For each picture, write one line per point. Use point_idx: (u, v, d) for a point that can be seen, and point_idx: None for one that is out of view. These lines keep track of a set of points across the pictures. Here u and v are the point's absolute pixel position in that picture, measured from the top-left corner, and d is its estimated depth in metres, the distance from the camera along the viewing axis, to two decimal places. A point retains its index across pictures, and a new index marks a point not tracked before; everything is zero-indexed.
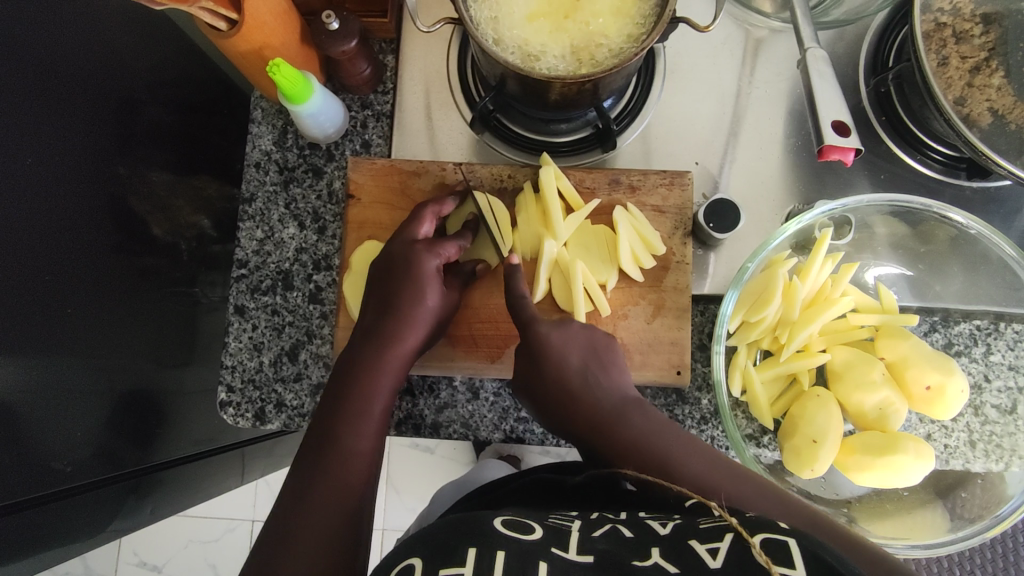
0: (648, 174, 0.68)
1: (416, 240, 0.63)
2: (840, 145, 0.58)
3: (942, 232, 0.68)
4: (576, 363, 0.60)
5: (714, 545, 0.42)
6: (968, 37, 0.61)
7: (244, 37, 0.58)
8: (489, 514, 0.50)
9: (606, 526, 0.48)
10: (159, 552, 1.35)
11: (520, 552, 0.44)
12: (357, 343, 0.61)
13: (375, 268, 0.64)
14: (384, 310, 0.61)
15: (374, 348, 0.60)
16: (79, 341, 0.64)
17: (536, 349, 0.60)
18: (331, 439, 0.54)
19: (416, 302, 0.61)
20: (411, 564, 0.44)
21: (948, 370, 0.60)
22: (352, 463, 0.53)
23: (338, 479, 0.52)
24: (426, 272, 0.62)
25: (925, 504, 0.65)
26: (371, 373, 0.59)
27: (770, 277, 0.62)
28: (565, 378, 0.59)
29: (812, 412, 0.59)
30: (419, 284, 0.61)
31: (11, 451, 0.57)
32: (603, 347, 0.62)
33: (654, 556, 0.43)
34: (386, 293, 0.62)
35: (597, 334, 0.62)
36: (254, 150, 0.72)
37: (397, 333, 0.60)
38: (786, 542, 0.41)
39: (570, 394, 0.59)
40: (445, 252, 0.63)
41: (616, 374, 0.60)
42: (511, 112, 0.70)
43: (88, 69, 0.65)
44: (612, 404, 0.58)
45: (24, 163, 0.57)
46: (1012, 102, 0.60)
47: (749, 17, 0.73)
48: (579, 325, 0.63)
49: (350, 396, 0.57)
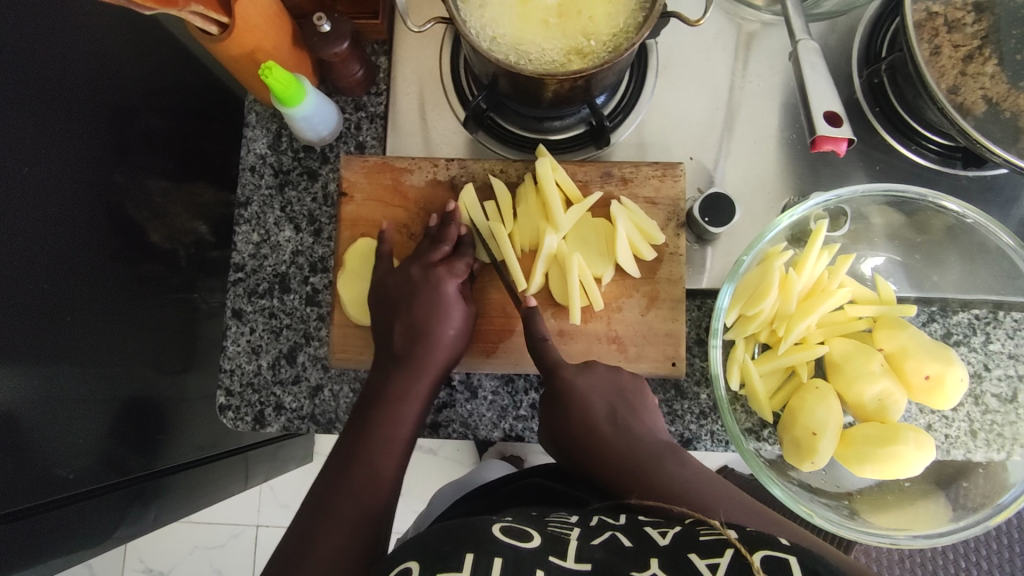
0: (640, 166, 0.68)
1: (434, 261, 0.64)
2: (832, 134, 0.58)
3: (939, 221, 0.68)
4: (604, 408, 0.59)
5: (713, 561, 0.43)
6: (960, 26, 0.61)
7: (236, 41, 0.59)
8: (488, 518, 0.49)
9: (605, 534, 0.48)
10: (165, 558, 1.35)
11: (518, 559, 0.44)
12: (384, 372, 0.61)
13: (392, 293, 0.63)
14: (411, 340, 0.61)
15: (403, 378, 0.60)
16: (79, 350, 0.64)
17: (565, 393, 0.60)
18: (358, 466, 0.55)
19: (439, 326, 0.61)
20: (407, 568, 0.43)
21: (947, 359, 0.60)
22: (372, 490, 0.54)
23: (365, 509, 0.53)
24: (445, 296, 0.62)
25: (926, 495, 0.65)
26: (396, 402, 0.59)
27: (766, 271, 0.62)
28: (592, 422, 0.59)
29: (811, 405, 0.59)
30: (439, 305, 0.62)
31: (12, 461, 0.57)
32: (631, 392, 0.61)
33: (652, 568, 0.44)
34: (408, 318, 0.62)
35: (625, 383, 0.61)
36: (248, 154, 0.73)
37: (424, 362, 0.61)
38: (787, 560, 0.42)
39: (596, 439, 0.58)
40: (461, 271, 0.63)
41: (648, 421, 0.60)
42: (504, 110, 0.70)
43: (82, 80, 0.65)
44: (646, 450, 0.57)
45: (20, 172, 0.57)
46: (1006, 90, 0.60)
47: (741, 10, 0.73)
48: (605, 367, 0.62)
49: (377, 423, 0.58)
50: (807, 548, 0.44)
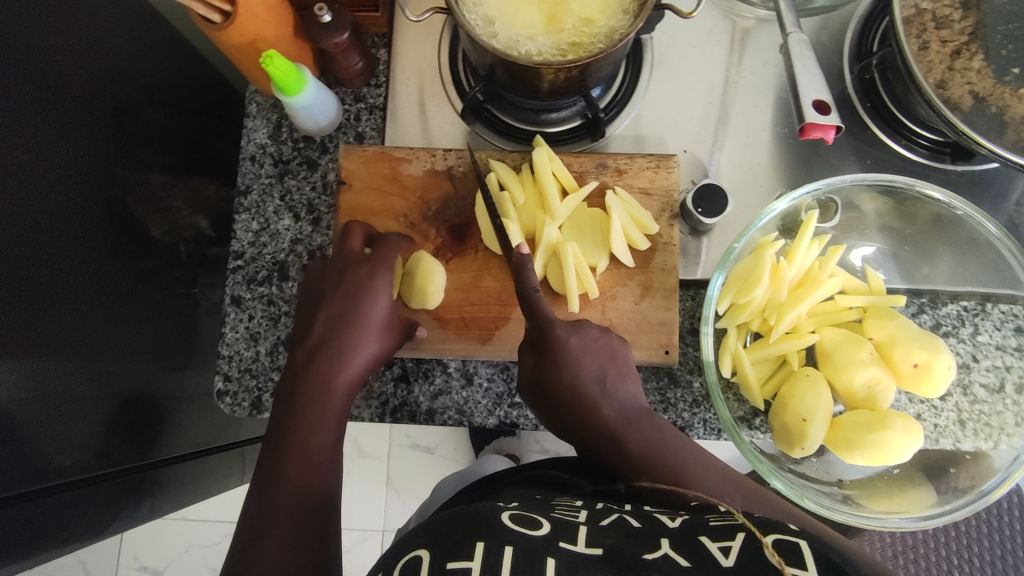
0: (634, 157, 0.69)
1: (352, 253, 0.65)
2: (821, 122, 0.59)
3: (925, 210, 0.69)
4: (594, 371, 0.60)
5: (725, 544, 0.43)
6: (948, 22, 0.62)
7: (237, 29, 0.60)
8: (495, 506, 0.50)
9: (613, 517, 0.49)
10: (159, 555, 1.35)
11: (529, 546, 0.44)
12: (303, 357, 0.60)
13: (319, 284, 0.64)
14: (335, 328, 0.61)
15: (323, 368, 0.59)
16: (80, 338, 0.65)
17: (559, 353, 0.60)
18: (286, 459, 0.54)
19: (368, 315, 0.62)
20: (417, 557, 0.44)
21: (934, 348, 0.61)
22: (307, 481, 0.53)
23: (301, 501, 0.52)
24: (367, 284, 0.63)
25: (913, 481, 0.66)
26: (320, 393, 0.58)
27: (758, 260, 0.63)
28: (582, 386, 0.60)
29: (801, 392, 0.60)
30: (365, 292, 0.62)
31: (14, 447, 0.57)
32: (619, 355, 0.63)
33: (663, 548, 0.44)
34: (331, 308, 0.62)
35: (612, 339, 0.63)
36: (249, 143, 0.74)
37: (351, 344, 0.61)
38: (797, 543, 0.42)
39: (585, 400, 0.59)
40: (387, 260, 0.64)
41: (631, 386, 0.62)
42: (501, 102, 0.72)
43: (86, 72, 0.66)
44: (628, 412, 0.60)
45: (23, 159, 0.57)
46: (992, 84, 0.61)
47: (736, 8, 0.75)
48: (596, 330, 0.64)
49: (300, 416, 0.57)
50: (817, 535, 0.44)
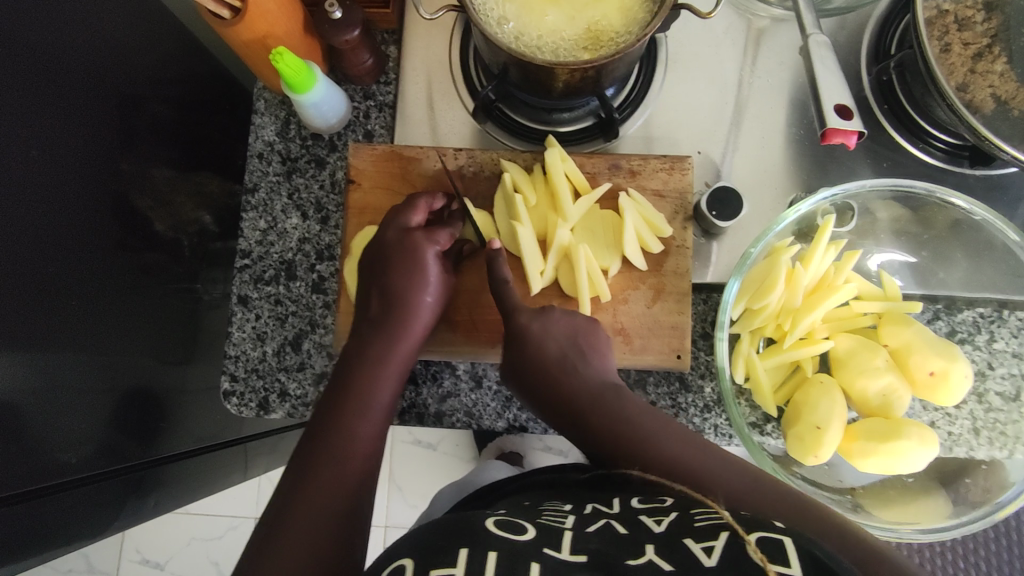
0: (648, 158, 0.68)
1: (410, 227, 0.64)
2: (843, 128, 0.58)
3: (943, 215, 0.68)
4: (555, 351, 0.60)
5: (709, 543, 0.41)
6: (970, 24, 0.61)
7: (247, 25, 0.59)
8: (481, 514, 0.49)
9: (599, 521, 0.47)
10: (163, 549, 1.35)
11: (512, 554, 0.43)
12: (361, 335, 0.62)
13: (372, 257, 0.63)
14: (387, 304, 0.62)
15: (378, 342, 0.60)
16: (83, 334, 0.64)
17: (519, 339, 0.61)
18: (333, 431, 0.55)
19: (420, 297, 0.62)
20: (401, 565, 0.43)
21: (951, 356, 0.60)
22: (351, 455, 0.54)
23: (343, 478, 0.53)
24: (422, 260, 0.62)
25: (927, 491, 0.65)
26: (375, 363, 0.60)
27: (773, 265, 0.62)
28: (545, 364, 0.60)
29: (815, 399, 0.59)
30: (418, 273, 0.62)
31: (16, 444, 0.57)
32: (584, 333, 0.62)
33: (647, 554, 0.42)
34: (385, 284, 0.62)
35: (580, 317, 0.63)
36: (257, 141, 0.73)
37: (402, 329, 0.61)
38: (781, 542, 0.41)
39: (550, 380, 0.59)
40: (440, 240, 0.64)
41: (599, 362, 0.61)
42: (513, 101, 0.71)
43: (90, 65, 0.65)
44: (593, 388, 0.59)
45: (27, 154, 0.57)
46: (1015, 88, 0.60)
47: (751, 6, 0.73)
48: (561, 312, 0.63)
49: (349, 387, 0.58)
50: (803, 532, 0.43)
